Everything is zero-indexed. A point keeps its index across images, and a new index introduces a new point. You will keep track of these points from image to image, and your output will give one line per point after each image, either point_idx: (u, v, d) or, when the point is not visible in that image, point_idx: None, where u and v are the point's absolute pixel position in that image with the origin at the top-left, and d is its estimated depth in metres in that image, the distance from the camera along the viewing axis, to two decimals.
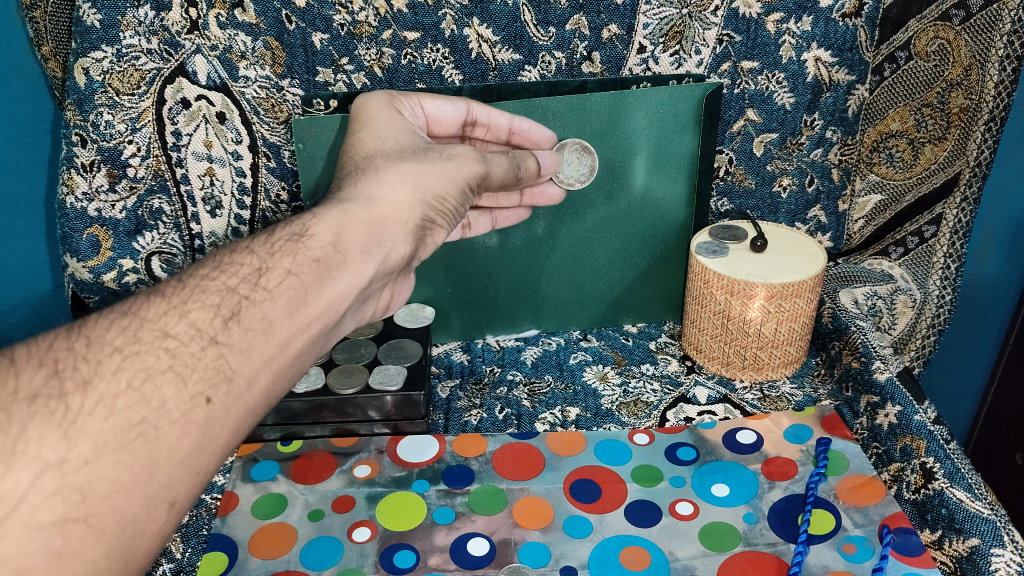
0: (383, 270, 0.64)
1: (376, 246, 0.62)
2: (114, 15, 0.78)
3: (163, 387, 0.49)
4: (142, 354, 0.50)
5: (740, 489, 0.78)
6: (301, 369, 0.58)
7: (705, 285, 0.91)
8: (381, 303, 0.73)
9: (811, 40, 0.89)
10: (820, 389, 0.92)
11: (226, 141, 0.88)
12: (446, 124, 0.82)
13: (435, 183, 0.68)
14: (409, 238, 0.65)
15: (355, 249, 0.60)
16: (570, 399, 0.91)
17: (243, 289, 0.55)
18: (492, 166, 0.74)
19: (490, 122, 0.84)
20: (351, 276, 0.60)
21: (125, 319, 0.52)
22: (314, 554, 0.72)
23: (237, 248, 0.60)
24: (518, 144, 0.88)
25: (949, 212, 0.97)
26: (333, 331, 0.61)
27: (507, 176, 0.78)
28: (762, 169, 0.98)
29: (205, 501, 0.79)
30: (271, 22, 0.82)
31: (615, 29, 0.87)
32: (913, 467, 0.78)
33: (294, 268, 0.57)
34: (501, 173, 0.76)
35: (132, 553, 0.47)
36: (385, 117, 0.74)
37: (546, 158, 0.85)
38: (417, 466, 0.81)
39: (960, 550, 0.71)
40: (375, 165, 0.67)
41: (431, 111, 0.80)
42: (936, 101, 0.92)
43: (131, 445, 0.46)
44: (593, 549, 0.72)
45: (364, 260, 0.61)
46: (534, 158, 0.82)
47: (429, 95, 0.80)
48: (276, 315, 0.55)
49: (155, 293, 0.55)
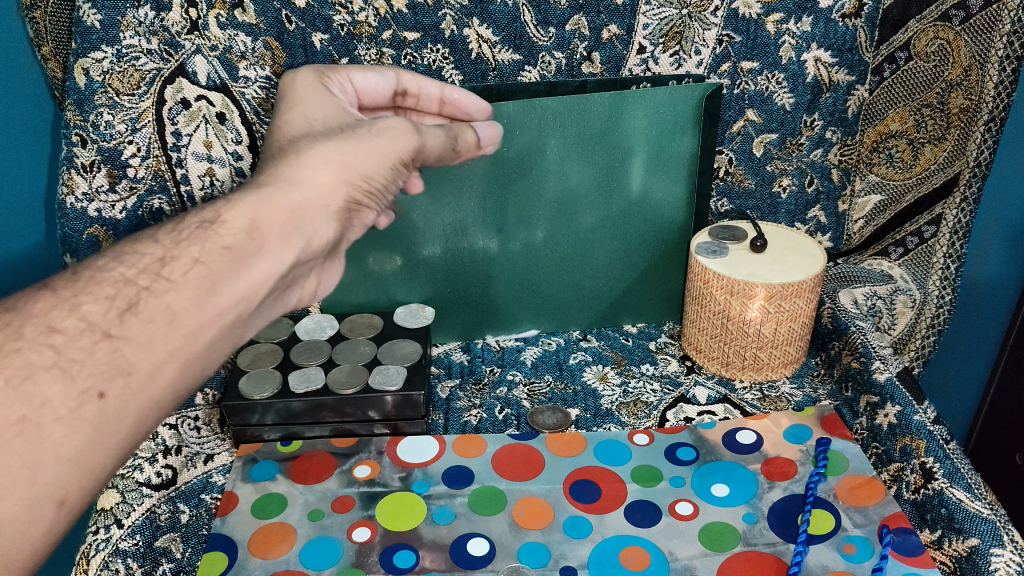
0: (305, 256, 0.65)
1: (295, 231, 0.63)
2: (115, 16, 0.79)
3: (45, 384, 0.48)
4: (24, 351, 0.49)
5: (740, 489, 0.78)
6: (211, 361, 0.58)
7: (705, 285, 0.91)
8: (308, 287, 0.74)
9: (811, 40, 0.89)
10: (820, 389, 0.92)
11: (226, 141, 0.88)
12: (377, 96, 0.82)
13: (361, 160, 0.67)
14: (332, 220, 0.66)
15: (273, 234, 0.61)
16: (570, 400, 0.91)
17: (142, 279, 0.55)
18: (431, 139, 0.74)
19: (421, 92, 0.83)
20: (268, 261, 0.61)
21: (7, 317, 0.51)
22: (313, 553, 0.72)
23: (141, 238, 0.60)
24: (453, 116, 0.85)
25: (949, 211, 0.98)
26: (253, 316, 0.62)
27: (448, 145, 0.77)
28: (762, 169, 0.98)
29: (205, 501, 0.79)
30: (271, 22, 0.82)
31: (615, 30, 0.87)
32: (913, 467, 0.78)
33: (202, 256, 0.58)
34: (441, 144, 0.76)
35: (13, 553, 0.46)
36: (315, 99, 0.73)
37: (484, 130, 0.83)
38: (417, 467, 0.81)
39: (960, 550, 0.71)
40: (297, 147, 0.67)
41: (360, 84, 0.80)
42: (936, 101, 0.92)
43: (9, 444, 0.46)
44: (593, 549, 0.72)
45: (283, 245, 0.62)
46: (473, 131, 0.81)
47: (357, 68, 0.79)
48: (181, 307, 0.55)
49: (45, 286, 0.54)
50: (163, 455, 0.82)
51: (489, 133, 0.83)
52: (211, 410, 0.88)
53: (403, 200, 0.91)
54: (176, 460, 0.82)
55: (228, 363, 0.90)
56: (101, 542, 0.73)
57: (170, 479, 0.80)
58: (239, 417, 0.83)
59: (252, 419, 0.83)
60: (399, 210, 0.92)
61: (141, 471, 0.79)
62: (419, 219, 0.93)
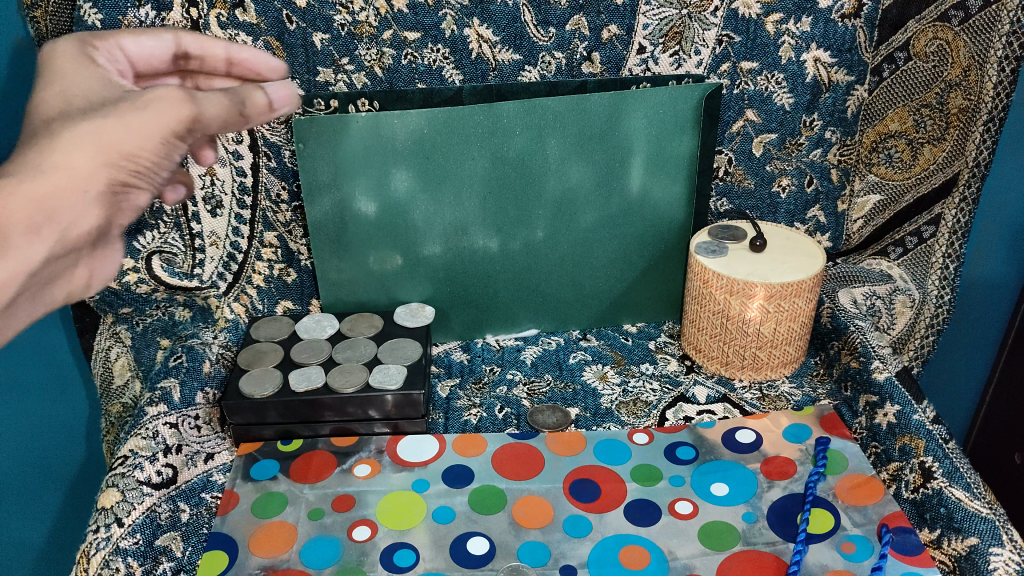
0: (62, 250, 0.51)
1: (46, 224, 0.49)
2: (115, 15, 0.79)
3: None
4: None
5: (739, 488, 0.78)
6: None
7: (705, 285, 0.91)
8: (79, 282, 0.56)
9: (810, 40, 0.90)
10: (820, 389, 0.92)
11: (226, 141, 0.88)
12: (154, 63, 0.65)
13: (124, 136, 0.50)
14: (96, 207, 0.51)
15: (16, 228, 0.47)
16: (570, 399, 0.91)
17: None
18: (211, 107, 0.54)
19: (205, 53, 0.67)
20: (13, 260, 0.48)
21: None
22: (313, 552, 0.72)
23: None
24: (245, 79, 0.71)
25: (948, 212, 0.97)
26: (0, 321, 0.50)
27: (231, 116, 0.56)
28: (761, 169, 0.98)
29: (205, 500, 0.79)
30: (271, 22, 0.83)
31: (615, 30, 0.87)
32: (912, 467, 0.78)
33: None
34: (222, 115, 0.55)
35: None
36: (76, 72, 0.56)
37: (276, 88, 0.59)
38: (417, 466, 0.81)
39: (959, 549, 0.71)
40: (48, 126, 0.50)
41: (133, 50, 0.63)
42: (936, 101, 0.92)
43: None
44: (592, 548, 0.72)
45: (30, 239, 0.48)
46: (263, 91, 0.58)
47: (126, 31, 0.62)
48: None
49: None
50: (163, 453, 0.79)
51: (283, 94, 0.59)
52: (212, 408, 0.86)
53: (403, 199, 0.91)
54: (176, 458, 0.79)
55: (228, 361, 0.90)
56: (101, 540, 0.71)
57: (170, 478, 0.78)
58: (240, 416, 0.83)
59: (252, 418, 0.83)
60: (399, 209, 0.92)
61: (141, 470, 0.76)
62: (419, 218, 0.93)
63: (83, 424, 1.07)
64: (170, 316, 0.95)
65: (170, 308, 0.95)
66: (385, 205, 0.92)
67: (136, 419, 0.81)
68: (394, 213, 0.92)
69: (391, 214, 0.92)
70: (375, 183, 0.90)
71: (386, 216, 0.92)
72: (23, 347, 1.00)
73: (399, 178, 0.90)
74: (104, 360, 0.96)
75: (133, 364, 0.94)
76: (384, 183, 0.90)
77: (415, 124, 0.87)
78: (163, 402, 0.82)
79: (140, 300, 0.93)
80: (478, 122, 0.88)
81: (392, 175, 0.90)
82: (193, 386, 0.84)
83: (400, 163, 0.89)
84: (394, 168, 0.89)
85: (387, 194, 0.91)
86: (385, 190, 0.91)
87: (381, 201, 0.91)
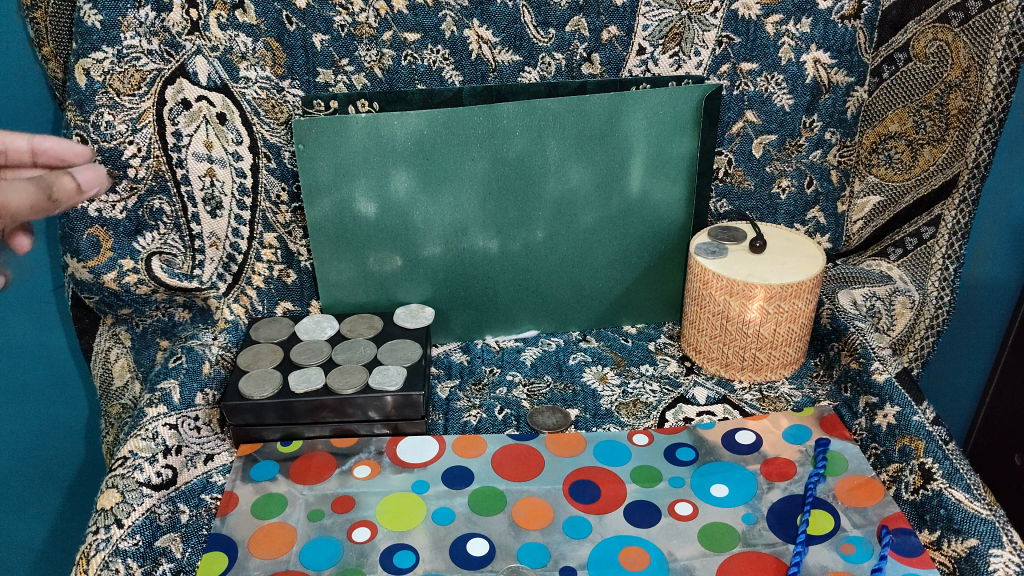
0: None
1: None
2: (115, 16, 0.79)
3: None
4: None
5: (739, 489, 0.78)
6: None
7: (705, 286, 0.91)
8: None
9: (810, 41, 0.90)
10: (819, 390, 0.92)
11: (226, 141, 0.88)
12: None
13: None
14: None
15: None
16: (570, 400, 0.91)
17: None
18: (15, 195, 0.50)
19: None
20: None
21: None
22: (313, 553, 0.72)
23: None
24: (53, 169, 0.65)
25: (948, 213, 0.96)
26: None
27: (39, 202, 0.52)
28: (761, 170, 0.98)
29: (205, 501, 0.79)
30: (271, 22, 0.83)
31: (615, 31, 0.88)
32: (913, 467, 0.78)
33: None
34: (29, 200, 0.51)
35: None
36: None
37: (84, 172, 0.57)
38: (417, 467, 0.81)
39: (959, 550, 0.71)
40: None
41: None
42: (936, 102, 0.92)
43: None
44: (592, 549, 0.72)
45: None
46: (72, 176, 0.56)
47: None
48: None
49: None
50: (163, 455, 0.79)
51: (91, 178, 0.57)
52: (212, 409, 0.86)
53: (403, 200, 0.91)
54: (176, 459, 0.79)
55: (228, 362, 0.89)
56: (101, 541, 0.71)
57: (169, 479, 0.78)
58: (240, 417, 0.83)
59: (252, 419, 0.83)
60: (399, 210, 0.92)
61: (141, 471, 0.76)
62: (419, 219, 0.93)
63: (83, 423, 1.06)
64: (169, 317, 0.95)
65: (170, 309, 0.94)
66: (385, 206, 0.92)
67: (136, 420, 0.81)
68: (394, 214, 0.92)
69: (391, 216, 0.92)
70: (375, 184, 0.90)
71: (386, 217, 0.92)
72: (24, 347, 1.00)
73: (398, 179, 0.90)
74: (103, 361, 0.96)
75: (133, 366, 0.95)
76: (384, 184, 0.90)
77: (415, 125, 0.87)
78: (163, 403, 0.82)
79: (140, 301, 0.92)
80: (478, 123, 0.88)
81: (391, 176, 0.90)
82: (193, 387, 0.84)
83: (400, 164, 0.89)
84: (394, 169, 0.89)
85: (387, 195, 0.91)
86: (385, 192, 0.91)
87: (381, 202, 0.91)
